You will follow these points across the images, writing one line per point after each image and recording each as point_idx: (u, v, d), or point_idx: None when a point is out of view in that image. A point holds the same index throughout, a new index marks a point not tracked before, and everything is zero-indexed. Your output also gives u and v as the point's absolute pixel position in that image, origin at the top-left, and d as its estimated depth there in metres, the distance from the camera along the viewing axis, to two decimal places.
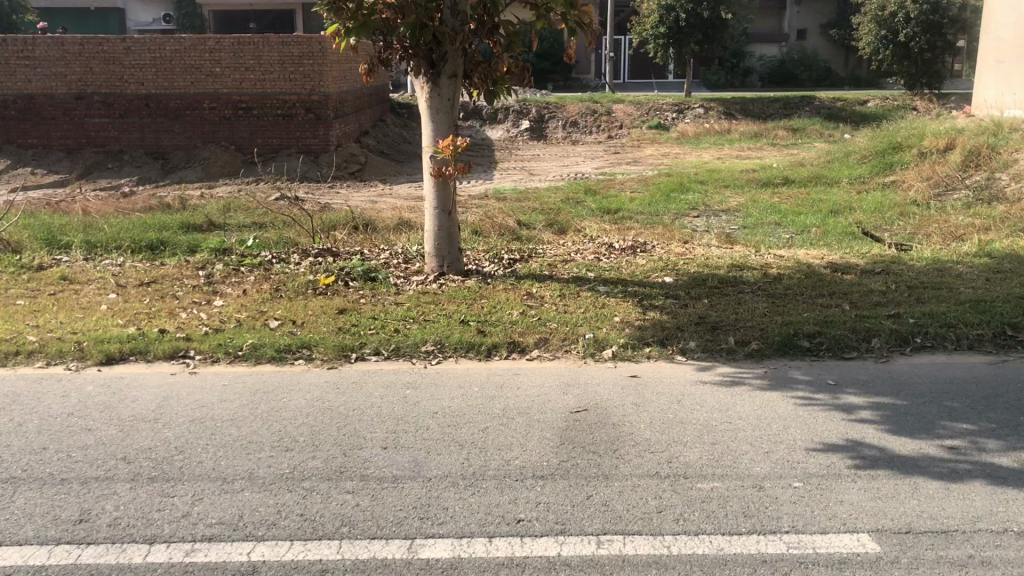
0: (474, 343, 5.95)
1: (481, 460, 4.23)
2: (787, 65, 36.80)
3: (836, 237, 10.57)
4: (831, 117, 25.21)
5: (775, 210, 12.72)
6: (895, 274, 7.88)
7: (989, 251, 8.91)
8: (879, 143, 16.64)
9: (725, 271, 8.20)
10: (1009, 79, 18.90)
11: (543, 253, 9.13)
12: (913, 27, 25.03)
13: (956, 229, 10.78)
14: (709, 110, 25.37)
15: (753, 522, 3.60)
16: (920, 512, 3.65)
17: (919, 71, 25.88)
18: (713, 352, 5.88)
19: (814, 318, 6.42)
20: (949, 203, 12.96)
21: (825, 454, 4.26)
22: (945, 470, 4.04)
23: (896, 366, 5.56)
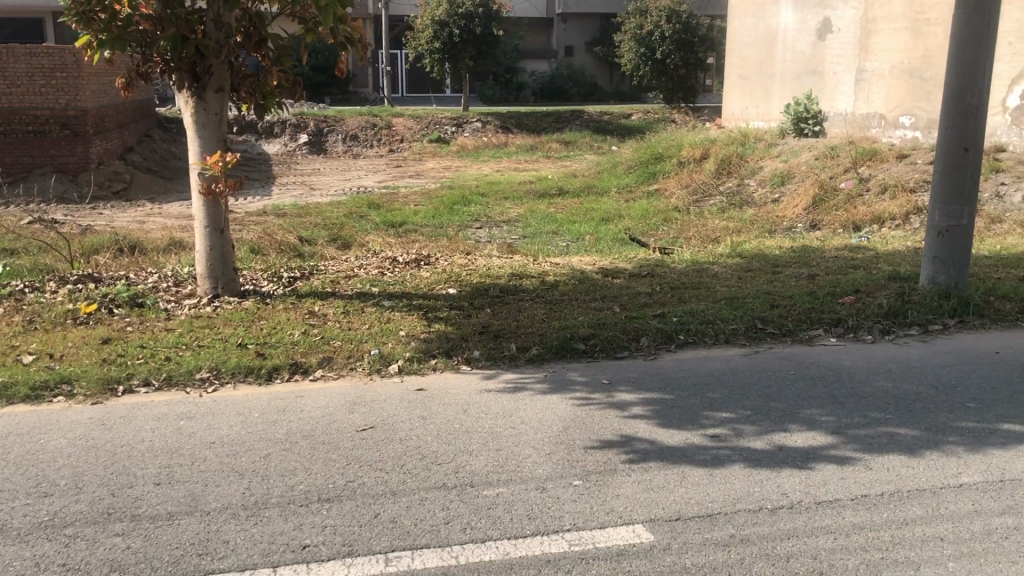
0: (253, 366, 5.75)
1: (263, 488, 4.08)
2: (557, 80, 38.41)
3: (608, 243, 11.13)
4: (600, 129, 26.55)
5: (552, 219, 13.21)
6: (658, 277, 8.43)
7: (740, 252, 9.72)
8: (643, 154, 17.70)
9: (505, 280, 8.42)
10: (752, 94, 20.71)
11: (324, 270, 8.96)
12: (668, 45, 26.86)
13: (713, 232, 11.67)
14: (487, 123, 25.96)
15: (537, 524, 3.71)
16: (687, 500, 3.90)
17: (676, 86, 27.79)
18: (495, 359, 6.01)
19: (589, 321, 6.71)
20: (706, 208, 13.99)
21: (600, 451, 4.47)
22: (708, 457, 4.35)
23: (663, 362, 5.92)
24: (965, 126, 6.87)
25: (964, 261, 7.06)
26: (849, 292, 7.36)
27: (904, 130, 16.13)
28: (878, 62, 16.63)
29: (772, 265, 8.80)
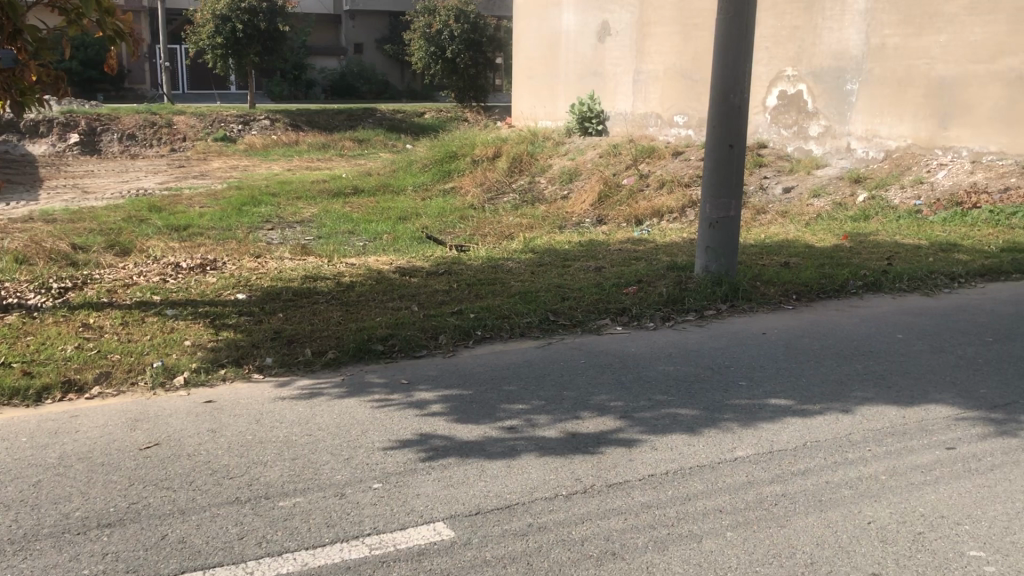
0: (19, 388, 5.27)
1: (32, 519, 3.75)
2: (348, 78, 37.89)
3: (405, 242, 11.09)
4: (393, 128, 26.44)
5: (347, 219, 13.01)
6: (454, 274, 8.49)
7: (533, 247, 9.98)
8: (437, 153, 17.78)
9: (298, 283, 8.19)
10: (539, 93, 21.33)
11: (100, 279, 8.37)
12: (458, 44, 27.16)
13: (507, 229, 11.92)
14: (276, 121, 25.20)
15: (335, 531, 3.63)
16: (486, 493, 3.95)
17: (466, 85, 28.13)
18: (290, 365, 5.84)
19: (385, 321, 6.67)
20: (500, 205, 14.26)
21: (398, 451, 4.45)
22: (505, 449, 4.44)
23: (461, 359, 5.98)
24: (729, 124, 7.39)
25: (733, 249, 7.59)
26: (633, 282, 7.74)
27: (678, 128, 17.16)
28: (653, 64, 17.58)
29: (562, 259, 9.09)
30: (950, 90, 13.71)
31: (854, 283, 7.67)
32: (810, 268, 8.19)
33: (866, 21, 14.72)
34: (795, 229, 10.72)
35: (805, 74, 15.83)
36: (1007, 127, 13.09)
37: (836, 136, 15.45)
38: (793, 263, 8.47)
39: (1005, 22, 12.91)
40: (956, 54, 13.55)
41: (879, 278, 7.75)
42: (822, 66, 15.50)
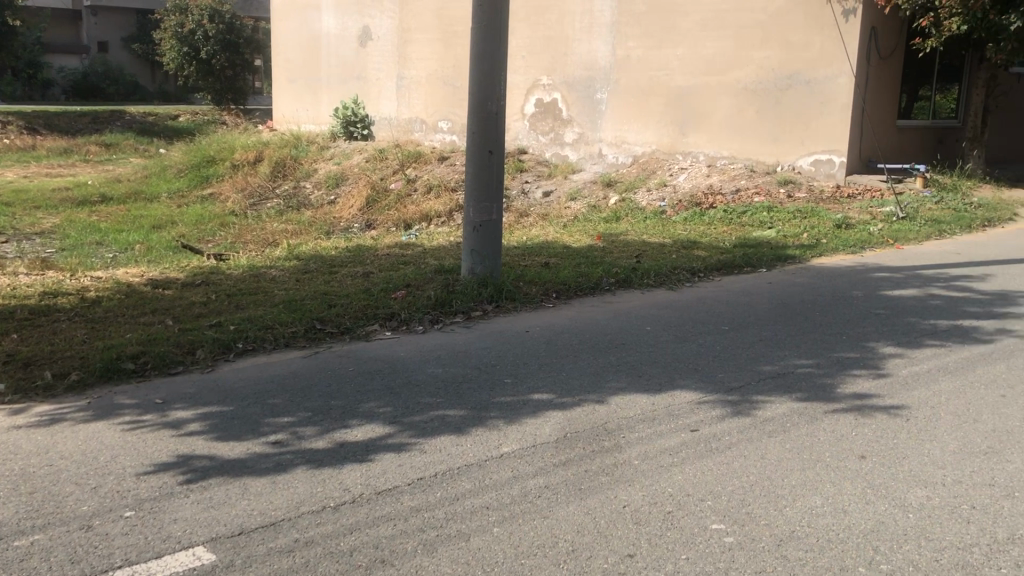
0: None
1: None
2: (91, 78, 35.21)
3: (160, 252, 10.46)
4: (144, 131, 24.87)
5: (94, 229, 12.08)
6: (213, 284, 8.12)
7: (297, 254, 9.73)
8: (193, 157, 16.92)
9: (36, 300, 7.51)
10: (300, 97, 20.87)
11: None
12: (213, 45, 26.03)
13: (272, 236, 11.55)
14: (7, 123, 22.94)
15: (82, 568, 3.36)
16: (250, 511, 3.81)
17: (224, 88, 26.98)
18: (28, 391, 5.34)
19: (136, 338, 6.25)
20: (263, 211, 13.79)
21: (154, 475, 4.19)
22: (270, 464, 4.29)
23: (221, 373, 5.72)
24: (487, 130, 7.58)
25: (496, 251, 7.78)
26: (400, 286, 7.75)
27: (442, 133, 17.46)
28: (416, 70, 17.73)
29: (329, 266, 8.93)
30: (688, 100, 14.90)
31: (607, 281, 8.11)
32: (568, 267, 8.57)
33: (613, 33, 15.73)
34: (554, 230, 11.19)
35: (559, 82, 16.63)
36: (738, 134, 14.38)
37: (590, 142, 16.38)
38: (552, 263, 8.83)
39: (732, 37, 14.21)
40: (692, 66, 14.75)
41: (630, 275, 8.25)
42: (574, 75, 16.36)
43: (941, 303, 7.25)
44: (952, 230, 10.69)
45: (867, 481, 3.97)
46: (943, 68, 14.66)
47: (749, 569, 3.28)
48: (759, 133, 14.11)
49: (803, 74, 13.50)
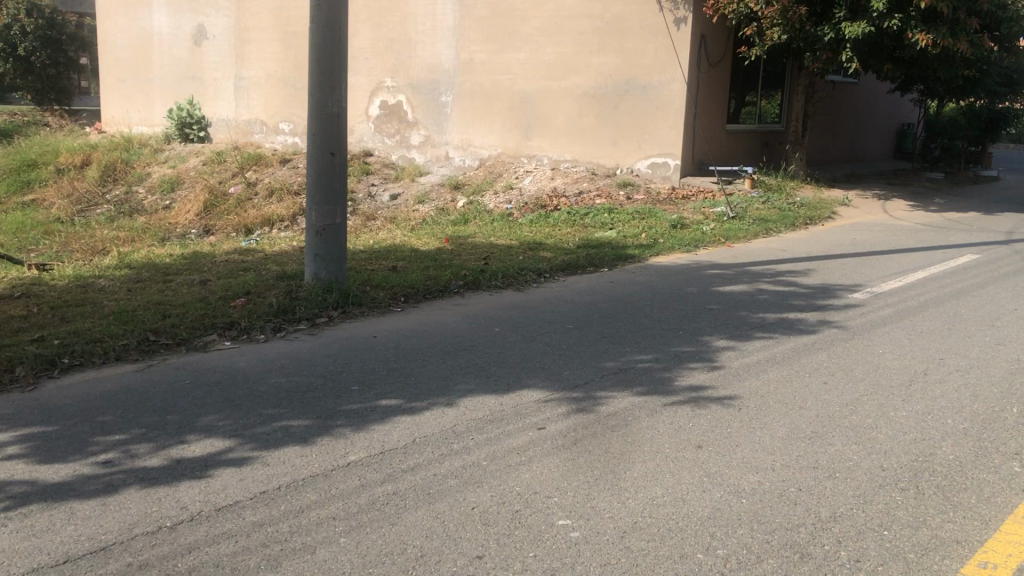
0: None
1: None
2: None
3: None
4: None
5: None
6: (35, 296, 7.59)
7: (129, 262, 9.24)
8: (11, 161, 15.78)
9: None
10: (129, 97, 19.84)
11: None
12: (32, 41, 24.36)
13: (102, 243, 10.93)
14: None
15: None
16: (77, 537, 3.58)
17: (46, 87, 25.31)
18: None
19: None
20: (92, 217, 13.03)
21: None
22: (100, 486, 4.05)
23: (44, 392, 5.36)
24: (329, 132, 7.44)
25: (340, 256, 7.64)
26: (241, 294, 7.49)
27: (284, 136, 17.06)
28: (254, 70, 17.23)
29: (163, 274, 8.52)
30: (531, 104, 15.18)
31: (455, 283, 8.11)
32: (415, 271, 8.52)
33: (455, 37, 15.82)
34: (401, 233, 11.11)
35: (403, 85, 16.59)
36: (580, 137, 14.78)
37: (437, 145, 16.47)
38: (399, 266, 8.76)
39: (571, 43, 14.57)
40: (534, 70, 15.03)
41: (477, 277, 8.28)
42: (418, 78, 16.37)
43: (768, 298, 7.67)
44: (777, 228, 11.33)
45: (703, 470, 4.13)
46: (767, 75, 15.54)
47: (595, 562, 3.34)
48: (600, 137, 14.55)
49: (640, 80, 14.01)
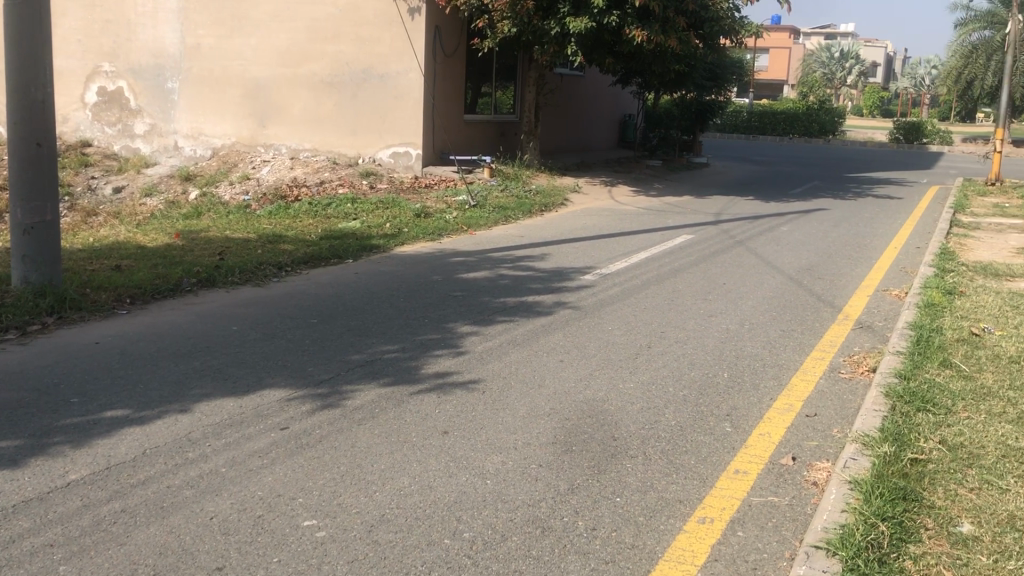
0: None
1: None
2: None
3: None
4: None
5: None
6: None
7: None
8: None
9: None
10: None
11: None
12: None
13: None
14: None
15: None
16: None
17: None
18: None
19: None
20: None
21: None
22: None
23: None
24: (35, 121, 6.75)
25: (54, 257, 6.96)
26: None
27: None
28: None
29: None
30: (265, 91, 14.66)
31: (188, 281, 7.65)
32: (143, 269, 7.95)
33: (179, 19, 14.92)
34: (125, 229, 10.32)
35: (122, 70, 15.46)
36: (318, 127, 14.51)
37: (163, 134, 15.48)
38: (125, 265, 8.13)
39: (304, 30, 14.23)
40: (266, 57, 14.53)
41: (212, 274, 7.86)
42: (139, 63, 15.29)
43: (509, 282, 7.91)
44: (516, 215, 11.71)
45: (449, 456, 4.18)
46: (499, 67, 16.02)
47: (342, 560, 3.28)
48: (339, 126, 14.36)
49: (376, 68, 13.98)
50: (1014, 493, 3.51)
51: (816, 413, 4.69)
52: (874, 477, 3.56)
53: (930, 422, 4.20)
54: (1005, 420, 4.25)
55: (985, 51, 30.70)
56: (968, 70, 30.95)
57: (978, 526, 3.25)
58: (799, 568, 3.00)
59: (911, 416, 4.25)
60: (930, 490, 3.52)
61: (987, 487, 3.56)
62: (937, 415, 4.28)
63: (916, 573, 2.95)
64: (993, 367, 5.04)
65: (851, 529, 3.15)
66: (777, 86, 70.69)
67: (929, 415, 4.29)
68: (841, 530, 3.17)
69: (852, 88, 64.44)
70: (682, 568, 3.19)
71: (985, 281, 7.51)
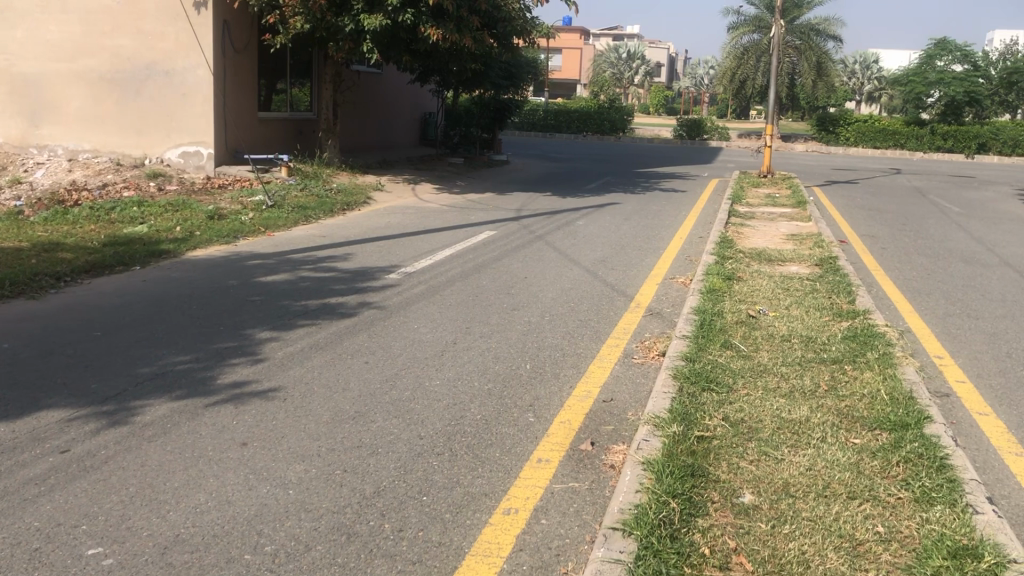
0: None
1: None
2: None
3: None
4: None
5: None
6: None
7: None
8: None
9: None
10: None
11: None
12: None
13: None
14: None
15: None
16: None
17: None
18: None
19: None
20: None
21: None
22: None
23: None
24: None
25: None
26: None
27: None
28: None
29: None
30: (36, 87, 13.63)
31: None
32: None
33: None
34: None
35: None
36: (99, 127, 13.61)
37: None
38: None
39: (78, 23, 13.33)
40: (35, 51, 13.52)
41: None
42: None
43: (310, 284, 7.72)
44: (317, 215, 11.44)
45: (249, 468, 4.02)
46: (293, 64, 15.61)
47: None
48: (121, 125, 13.53)
49: (161, 64, 13.26)
50: (787, 462, 3.79)
51: (612, 398, 4.87)
52: (665, 456, 3.74)
53: (714, 400, 4.47)
54: (779, 394, 4.59)
55: (754, 53, 33.13)
56: (741, 70, 33.30)
57: (758, 495, 3.49)
58: (598, 550, 3.09)
59: (697, 396, 4.51)
60: (715, 465, 3.74)
61: (764, 457, 3.83)
62: (719, 393, 4.57)
63: (704, 544, 3.12)
64: (768, 346, 5.44)
65: (645, 508, 3.29)
66: (570, 84, 73.13)
67: (713, 394, 4.56)
68: (636, 510, 3.31)
69: (640, 87, 67.75)
70: (489, 561, 3.22)
71: (759, 267, 8.09)
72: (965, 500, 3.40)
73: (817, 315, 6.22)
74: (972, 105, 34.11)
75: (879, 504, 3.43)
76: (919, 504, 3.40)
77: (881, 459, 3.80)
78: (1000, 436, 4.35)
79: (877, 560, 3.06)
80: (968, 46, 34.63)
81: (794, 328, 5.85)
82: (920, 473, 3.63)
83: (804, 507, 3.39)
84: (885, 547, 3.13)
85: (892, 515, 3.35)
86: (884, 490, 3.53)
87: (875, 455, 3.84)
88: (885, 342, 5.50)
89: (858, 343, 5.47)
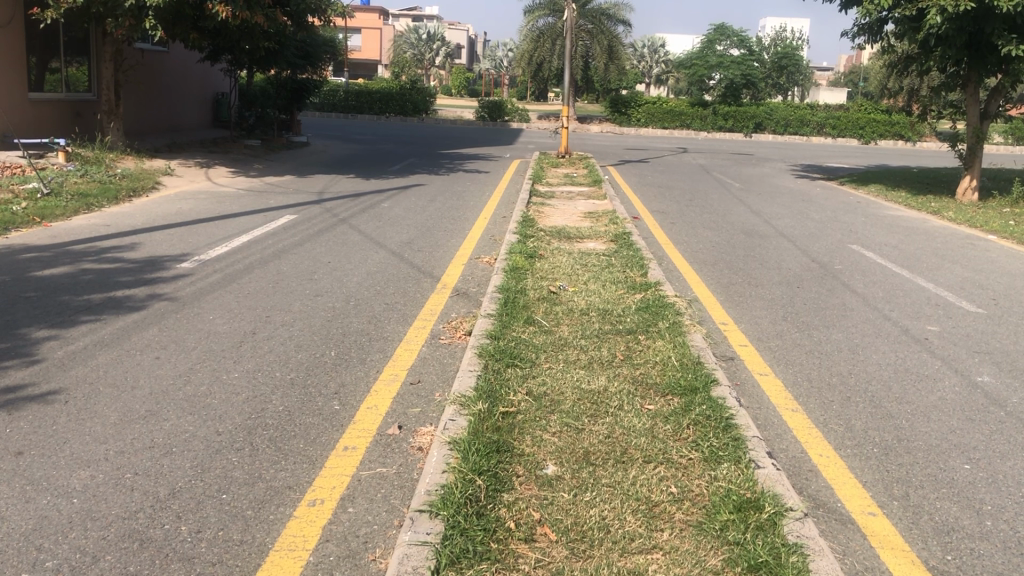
0: None
1: None
2: None
3: None
4: None
5: None
6: None
7: None
8: None
9: None
10: None
11: None
12: None
13: None
14: None
15: None
16: None
17: None
18: None
19: None
20: None
21: None
22: None
23: None
24: None
25: None
26: None
27: None
28: None
29: None
30: None
31: None
32: None
33: None
34: None
35: None
36: None
37: None
38: None
39: None
40: None
41: None
42: None
43: (92, 278, 7.17)
44: (99, 203, 10.66)
45: (25, 479, 3.69)
46: (66, 41, 14.50)
47: None
48: None
49: None
50: (588, 431, 3.92)
51: (418, 380, 4.86)
52: (470, 434, 3.77)
53: (518, 375, 4.56)
54: (579, 366, 4.74)
55: (550, 36, 33.93)
56: (538, 53, 34.05)
57: (560, 466, 3.58)
58: (405, 533, 3.05)
59: (502, 372, 4.58)
60: (519, 439, 3.81)
61: (567, 428, 3.94)
62: (523, 368, 4.66)
63: (510, 519, 3.17)
64: (568, 320, 5.60)
65: (451, 488, 3.30)
66: (371, 64, 72.08)
67: (516, 369, 4.65)
68: (443, 490, 3.31)
69: (440, 67, 68.00)
70: (293, 555, 3.12)
71: (559, 244, 8.30)
72: (749, 456, 3.65)
73: (613, 288, 6.46)
74: (749, 87, 36.61)
75: (673, 466, 3.60)
76: (708, 463, 3.61)
77: (674, 423, 4.00)
78: (778, 395, 4.69)
79: (671, 519, 3.21)
80: (743, 32, 37.09)
81: (592, 302, 6.05)
82: (708, 434, 3.85)
83: (604, 474, 3.52)
84: (679, 507, 3.29)
85: (684, 475, 3.53)
86: (677, 452, 3.71)
87: (668, 419, 4.04)
88: (674, 311, 5.80)
89: (650, 313, 5.73)
